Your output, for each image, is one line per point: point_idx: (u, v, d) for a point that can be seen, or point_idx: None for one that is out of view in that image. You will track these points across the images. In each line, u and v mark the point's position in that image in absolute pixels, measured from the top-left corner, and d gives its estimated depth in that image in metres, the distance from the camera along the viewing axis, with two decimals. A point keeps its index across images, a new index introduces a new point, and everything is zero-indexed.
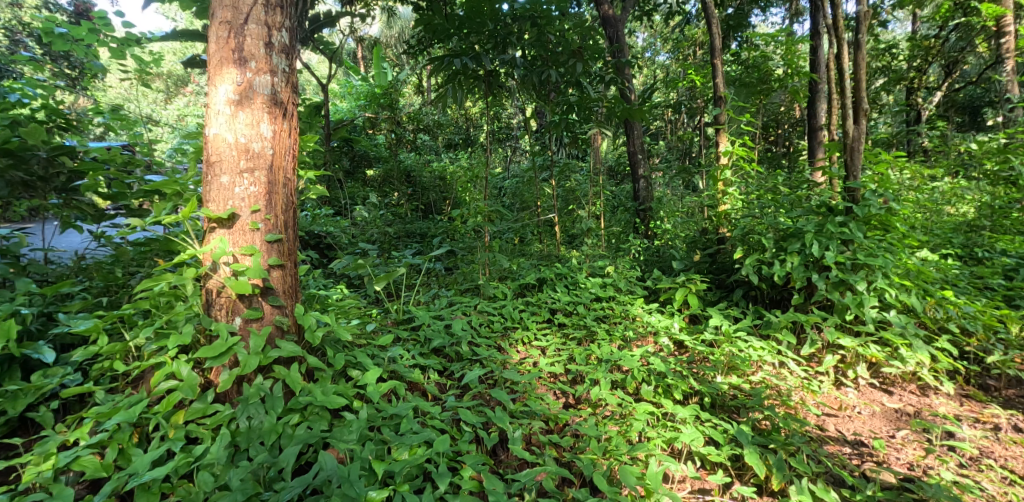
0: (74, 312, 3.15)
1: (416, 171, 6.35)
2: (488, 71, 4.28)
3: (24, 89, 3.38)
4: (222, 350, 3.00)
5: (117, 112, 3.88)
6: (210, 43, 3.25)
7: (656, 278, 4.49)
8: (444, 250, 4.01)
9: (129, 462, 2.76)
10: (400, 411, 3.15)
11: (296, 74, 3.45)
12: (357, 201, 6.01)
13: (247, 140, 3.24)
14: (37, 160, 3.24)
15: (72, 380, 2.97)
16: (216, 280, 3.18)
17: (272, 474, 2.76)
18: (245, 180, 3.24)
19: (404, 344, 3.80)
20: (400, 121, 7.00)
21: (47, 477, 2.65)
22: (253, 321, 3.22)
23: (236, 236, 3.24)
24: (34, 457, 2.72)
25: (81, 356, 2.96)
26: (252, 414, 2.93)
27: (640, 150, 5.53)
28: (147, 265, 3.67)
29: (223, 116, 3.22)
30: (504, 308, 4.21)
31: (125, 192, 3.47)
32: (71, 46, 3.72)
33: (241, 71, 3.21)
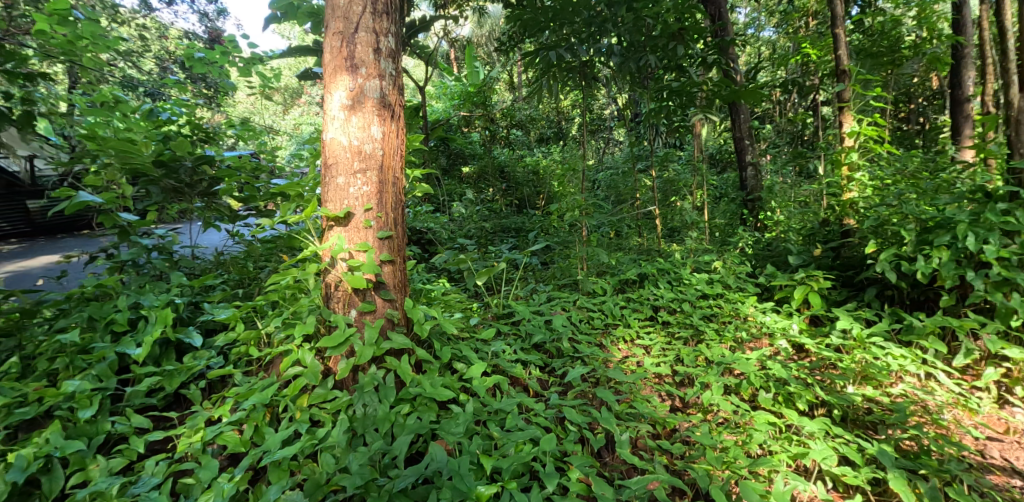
0: (216, 302, 3.55)
1: (510, 166, 6.36)
2: (582, 60, 4.17)
3: (173, 108, 3.85)
4: (340, 340, 3.25)
5: (247, 124, 4.28)
6: (324, 52, 3.47)
7: (770, 274, 4.11)
8: (540, 245, 3.99)
9: (263, 439, 3.07)
10: (505, 407, 3.35)
11: (402, 77, 3.61)
12: (454, 197, 6.07)
13: (359, 142, 3.45)
14: (184, 169, 3.66)
15: (216, 363, 3.35)
16: (334, 274, 3.46)
17: (387, 461, 2.98)
18: (358, 180, 3.47)
19: (505, 338, 3.87)
20: (493, 117, 7.08)
21: (196, 449, 2.99)
22: (367, 314, 3.48)
23: (351, 234, 3.49)
24: (187, 430, 3.08)
25: (223, 341, 3.35)
26: (367, 402, 3.21)
27: (747, 135, 5.11)
28: (274, 260, 4.04)
29: (338, 121, 3.44)
30: (604, 304, 4.08)
31: (254, 195, 3.86)
32: (209, 68, 4.12)
33: (353, 77, 3.42)
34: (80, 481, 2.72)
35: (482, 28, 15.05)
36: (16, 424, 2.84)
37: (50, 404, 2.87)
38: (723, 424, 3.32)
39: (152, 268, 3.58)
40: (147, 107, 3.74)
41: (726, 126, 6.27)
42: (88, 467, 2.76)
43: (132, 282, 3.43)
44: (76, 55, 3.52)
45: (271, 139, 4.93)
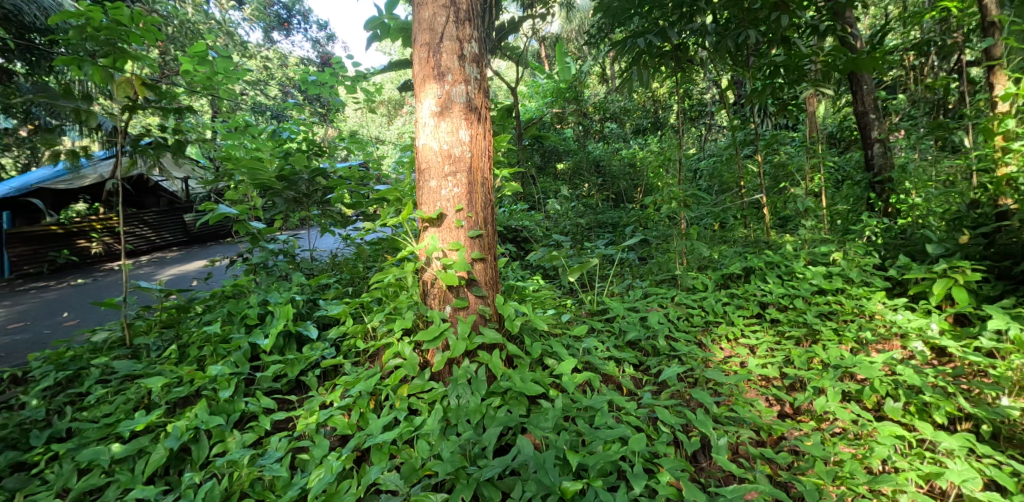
0: (330, 299, 3.91)
1: (605, 160, 6.25)
2: (673, 44, 4.02)
3: (292, 127, 4.41)
4: (435, 333, 3.12)
5: (353, 137, 4.67)
6: (413, 64, 3.47)
7: (903, 266, 3.58)
8: (636, 239, 3.72)
9: (369, 423, 2.99)
10: (595, 403, 2.90)
11: (487, 81, 3.52)
12: (549, 195, 6.09)
13: (448, 146, 3.38)
14: (302, 181, 4.16)
15: (329, 353, 3.57)
16: (430, 273, 3.39)
17: (476, 451, 2.73)
18: (450, 183, 3.39)
19: (598, 336, 3.62)
20: (586, 112, 6.93)
21: (311, 429, 2.99)
22: (461, 310, 3.34)
23: (444, 234, 3.38)
24: (303, 412, 3.11)
25: (335, 333, 3.57)
26: (460, 393, 2.97)
27: (873, 108, 4.50)
28: (379, 260, 4.42)
29: (428, 127, 3.39)
30: (705, 301, 3.82)
31: (361, 201, 4.22)
32: (322, 89, 4.63)
33: (440, 84, 3.36)
34: (221, 452, 2.93)
35: (575, 26, 15.08)
36: (172, 401, 3.25)
37: (199, 385, 3.26)
38: (840, 435, 2.92)
39: (278, 269, 4.08)
40: (271, 128, 4.29)
41: (845, 99, 5.54)
42: (226, 439, 2.97)
43: (261, 281, 3.93)
44: (216, 88, 4.13)
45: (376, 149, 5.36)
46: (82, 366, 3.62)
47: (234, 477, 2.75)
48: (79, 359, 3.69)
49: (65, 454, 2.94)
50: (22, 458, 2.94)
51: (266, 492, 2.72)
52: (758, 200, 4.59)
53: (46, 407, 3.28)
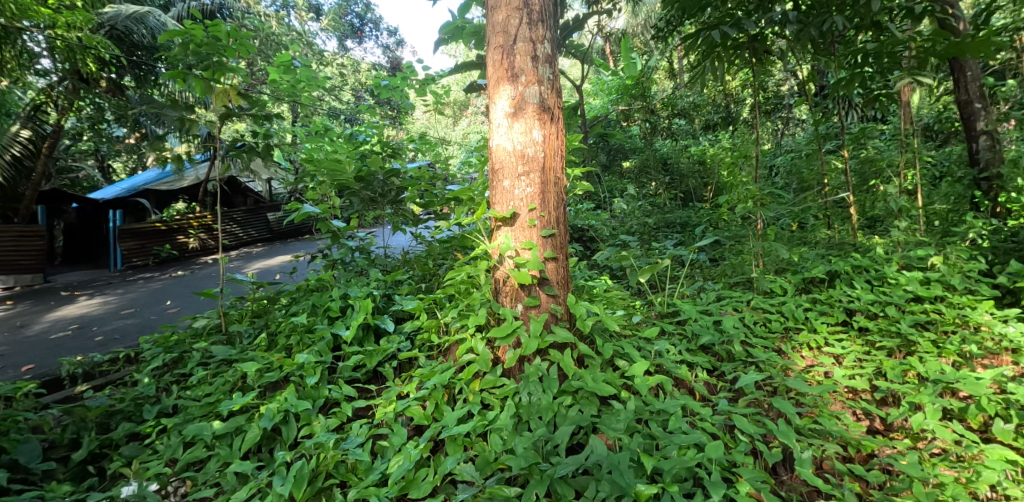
0: (405, 294, 3.96)
1: (673, 158, 6.06)
2: (751, 35, 3.94)
3: (366, 131, 4.66)
4: (509, 330, 3.00)
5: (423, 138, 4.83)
6: (486, 66, 3.35)
7: (1016, 273, 3.41)
8: (709, 239, 3.52)
9: (443, 416, 2.97)
10: (668, 407, 2.79)
11: (561, 80, 3.35)
12: (615, 194, 6.05)
13: (521, 147, 3.22)
14: (377, 182, 4.26)
15: (405, 346, 3.57)
16: (501, 271, 3.23)
17: (549, 448, 2.65)
18: (523, 182, 3.23)
19: (669, 338, 3.44)
20: (654, 109, 6.58)
21: (390, 417, 3.02)
22: (532, 308, 3.18)
23: (517, 233, 3.23)
24: (382, 401, 3.15)
25: (411, 327, 3.58)
26: (531, 391, 2.89)
27: (979, 96, 4.20)
28: (450, 257, 4.46)
29: (502, 128, 3.25)
30: (784, 306, 3.60)
31: (432, 200, 4.28)
32: (393, 93, 4.79)
33: (514, 85, 3.23)
34: (307, 434, 3.04)
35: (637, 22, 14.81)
36: (265, 384, 3.41)
37: (288, 371, 3.39)
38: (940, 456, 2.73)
39: (355, 264, 4.23)
40: (349, 132, 4.53)
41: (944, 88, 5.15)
42: (313, 423, 3.07)
43: (341, 278, 4.04)
44: (300, 94, 4.42)
45: (445, 150, 5.54)
46: (185, 350, 3.90)
47: (321, 458, 2.82)
48: (183, 344, 3.98)
49: (173, 428, 3.17)
50: (137, 429, 3.20)
51: (349, 475, 2.78)
52: (844, 199, 4.37)
53: (156, 385, 3.58)
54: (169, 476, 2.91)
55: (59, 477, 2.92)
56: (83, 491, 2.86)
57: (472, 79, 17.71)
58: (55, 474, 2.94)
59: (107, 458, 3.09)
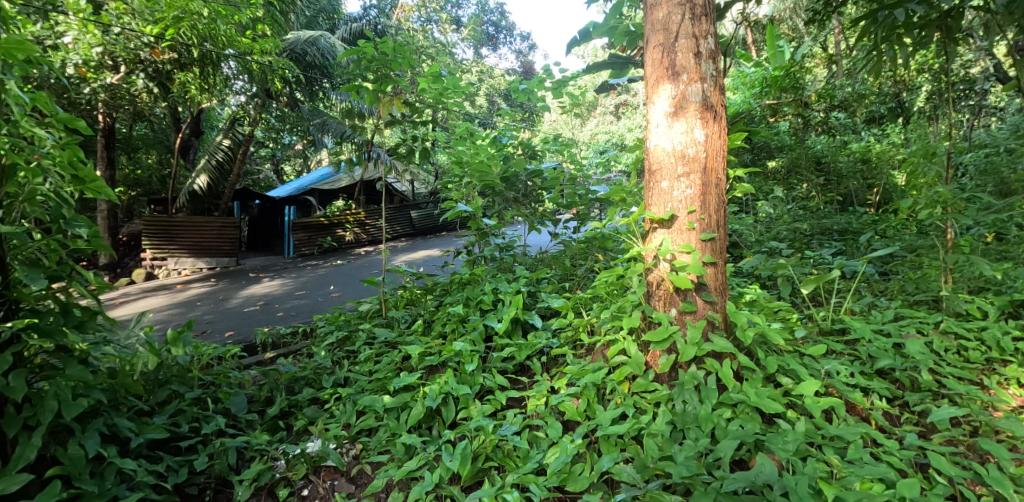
0: (550, 293, 4.13)
1: (830, 156, 5.73)
2: (942, 11, 3.69)
3: (506, 132, 4.99)
4: (664, 336, 2.93)
5: (560, 141, 5.14)
6: (645, 66, 3.29)
7: None
8: (888, 249, 3.17)
9: (596, 414, 3.01)
10: (846, 434, 2.58)
11: (724, 77, 3.20)
12: (759, 196, 5.87)
13: (682, 146, 3.11)
14: (519, 183, 4.82)
15: (553, 343, 3.71)
16: (657, 274, 3.16)
17: (710, 460, 2.56)
18: (682, 183, 3.11)
19: (839, 359, 3.14)
20: (808, 101, 5.70)
21: (543, 410, 3.20)
22: (688, 313, 3.06)
23: (675, 236, 3.13)
24: (534, 394, 3.33)
25: (557, 325, 3.73)
26: (687, 399, 2.82)
27: None
28: (589, 259, 4.55)
29: (661, 127, 3.17)
30: (985, 332, 3.18)
31: (576, 200, 4.69)
32: (529, 96, 5.00)
33: (674, 84, 3.13)
34: (465, 416, 3.33)
35: (787, 3, 13.89)
36: (426, 366, 3.87)
37: (446, 357, 3.76)
38: None
39: (499, 262, 4.69)
40: (493, 135, 4.96)
41: None
42: (470, 407, 3.37)
43: (488, 273, 4.49)
44: (446, 102, 4.96)
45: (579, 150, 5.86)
46: (352, 329, 4.89)
47: (481, 440, 3.07)
48: (350, 323, 5.03)
49: (347, 397, 3.83)
50: (318, 395, 3.95)
51: (507, 460, 2.97)
52: None
53: (331, 358, 4.44)
54: (345, 438, 3.48)
55: (258, 427, 3.71)
56: (277, 441, 3.59)
57: (602, 79, 19.83)
58: (256, 424, 3.74)
59: (293, 415, 3.87)
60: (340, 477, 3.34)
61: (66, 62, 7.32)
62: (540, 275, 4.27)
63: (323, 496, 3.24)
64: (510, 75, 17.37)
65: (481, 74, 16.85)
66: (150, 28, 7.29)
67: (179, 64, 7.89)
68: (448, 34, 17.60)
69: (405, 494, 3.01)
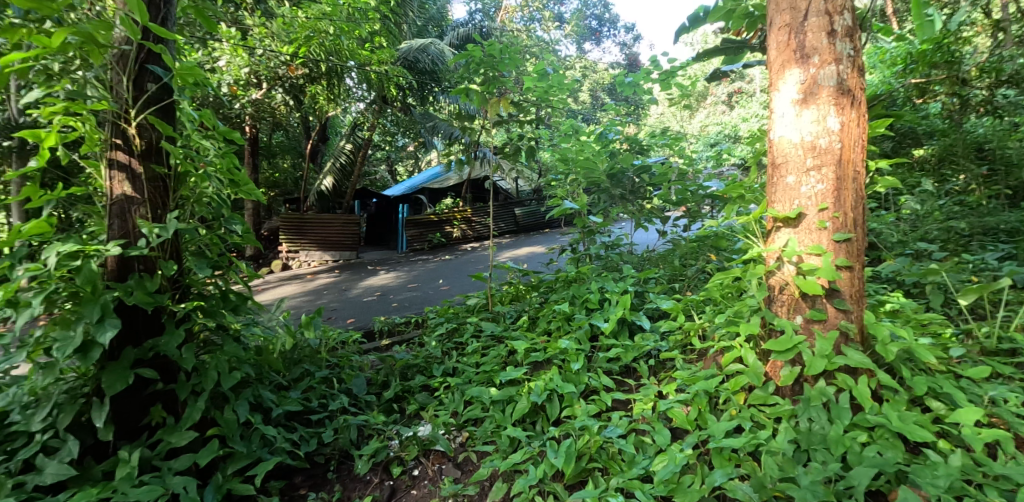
0: (658, 293, 3.95)
1: (994, 142, 4.95)
2: None
3: (613, 127, 4.84)
4: (788, 346, 2.68)
5: (669, 135, 4.86)
6: (769, 50, 3.03)
7: None
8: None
9: (708, 424, 2.83)
10: (1014, 474, 2.21)
11: (864, 56, 2.85)
12: (903, 190, 5.22)
13: (813, 137, 2.81)
14: (626, 180, 4.66)
15: (662, 347, 3.54)
16: (780, 277, 2.91)
17: (840, 488, 2.31)
18: (812, 178, 2.82)
19: (1007, 384, 2.69)
20: (966, 78, 5.02)
21: (650, 415, 3.05)
22: (817, 322, 2.78)
23: (802, 236, 2.85)
24: (641, 397, 3.20)
25: (666, 327, 3.56)
26: (813, 417, 2.57)
27: None
28: (700, 258, 4.31)
29: (787, 117, 2.90)
30: None
31: (687, 197, 4.44)
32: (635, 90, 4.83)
33: (803, 68, 2.84)
34: (569, 414, 3.27)
35: None
36: (532, 362, 3.86)
37: (551, 354, 3.72)
38: None
39: (607, 259, 4.56)
40: (598, 131, 4.82)
41: None
42: (575, 406, 3.30)
43: (595, 271, 4.39)
44: (551, 99, 4.94)
45: (690, 143, 5.55)
46: (460, 321, 5.00)
47: (586, 439, 2.99)
48: (459, 316, 5.14)
49: (457, 387, 3.91)
50: (429, 383, 4.09)
51: (611, 463, 2.87)
52: None
53: (440, 349, 4.58)
54: (453, 425, 3.58)
55: (376, 408, 3.93)
56: (392, 422, 3.78)
57: (716, 65, 18.77)
58: (373, 405, 3.98)
59: (406, 400, 4.04)
60: (447, 462, 3.41)
61: (222, 81, 8.28)
62: (648, 274, 4.10)
63: (431, 478, 3.31)
64: (614, 69, 17.07)
65: (584, 68, 16.69)
66: (287, 48, 8.03)
67: (310, 78, 8.92)
68: (551, 31, 17.68)
69: (509, 486, 3.02)
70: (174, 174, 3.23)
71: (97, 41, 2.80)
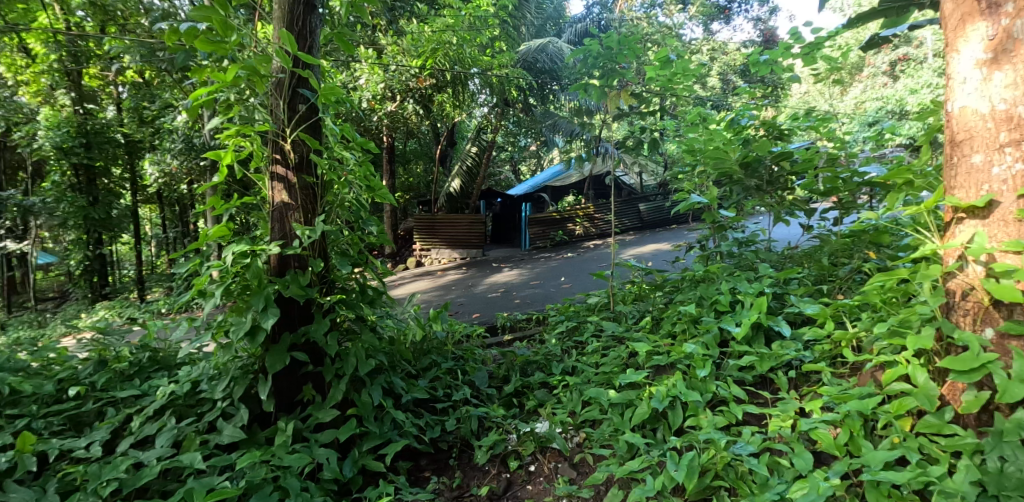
0: (802, 296, 3.48)
1: None
2: None
3: (748, 112, 4.36)
4: (974, 365, 2.22)
5: (818, 115, 4.27)
6: (943, 4, 2.53)
7: None
8: None
9: (862, 451, 2.42)
10: None
11: None
12: None
13: (1008, 105, 2.30)
14: (763, 168, 4.15)
15: (805, 356, 3.10)
16: (961, 281, 2.40)
17: None
18: (1007, 156, 2.30)
19: None
20: None
21: (788, 434, 2.67)
22: (1014, 337, 2.25)
23: (993, 228, 2.33)
24: (779, 412, 2.81)
25: (811, 334, 3.11)
26: (1006, 456, 2.13)
27: None
28: (856, 255, 3.75)
29: (971, 82, 2.40)
30: None
31: (838, 186, 3.87)
32: (773, 69, 4.35)
33: (992, 20, 2.33)
34: (693, 425, 2.98)
35: None
36: (653, 365, 3.58)
37: (676, 358, 3.43)
38: None
39: (740, 258, 4.14)
40: (729, 117, 4.38)
41: None
42: (700, 415, 3.00)
43: (726, 270, 4.00)
44: (675, 87, 4.61)
45: (842, 124, 4.87)
46: (581, 320, 4.83)
47: (711, 454, 2.68)
48: (580, 314, 4.96)
49: (574, 386, 3.75)
50: (548, 380, 3.97)
51: (740, 483, 2.55)
52: None
53: (561, 347, 4.44)
54: (571, 425, 3.42)
55: (496, 402, 3.90)
56: (511, 417, 3.71)
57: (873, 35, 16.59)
58: (494, 398, 3.96)
59: (525, 396, 3.96)
60: (563, 462, 3.27)
61: (362, 98, 8.90)
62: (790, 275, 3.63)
63: (547, 476, 3.20)
64: (749, 47, 15.71)
65: (715, 50, 15.57)
66: (415, 62, 8.36)
67: (437, 87, 9.09)
68: (678, 14, 16.73)
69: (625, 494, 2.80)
70: (321, 182, 3.42)
71: (260, 71, 3.06)
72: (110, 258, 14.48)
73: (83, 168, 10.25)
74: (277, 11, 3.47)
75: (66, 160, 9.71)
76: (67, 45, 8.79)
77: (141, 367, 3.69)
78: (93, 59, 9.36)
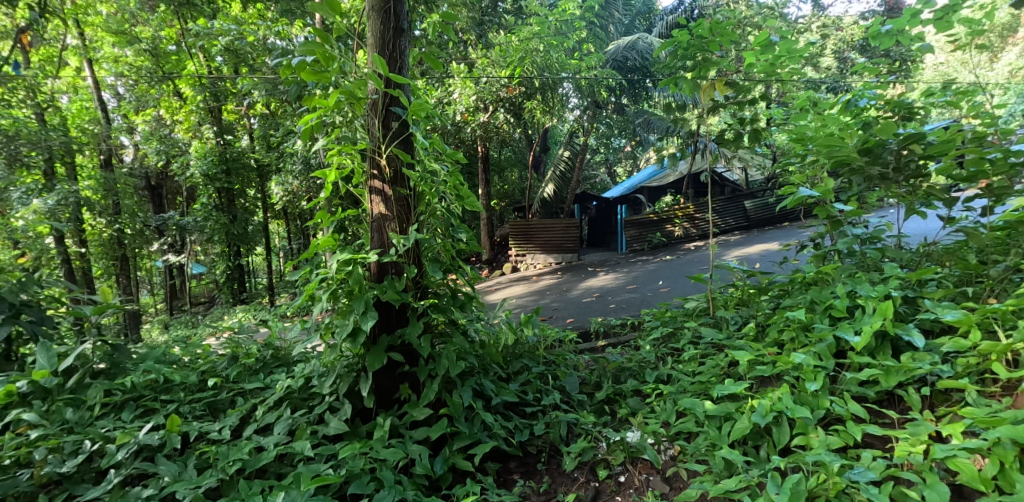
0: (939, 299, 2.96)
1: None
2: None
3: (868, 93, 3.81)
4: None
5: (958, 89, 3.66)
6: None
7: None
8: None
9: (1016, 488, 2.07)
10: None
11: None
12: None
13: None
14: (888, 153, 3.58)
15: (943, 371, 2.61)
16: None
17: None
18: None
19: None
20: None
21: (919, 461, 2.25)
22: None
23: None
24: (908, 436, 2.38)
25: (951, 346, 2.62)
26: None
27: None
28: (1011, 252, 3.15)
29: None
30: None
31: (984, 169, 3.30)
32: (897, 39, 3.82)
33: None
34: (801, 444, 2.61)
35: None
36: (756, 376, 3.21)
37: (781, 369, 3.03)
38: None
39: (861, 258, 3.64)
40: (844, 99, 3.88)
41: None
42: (809, 434, 2.62)
43: (844, 270, 3.52)
44: (778, 70, 4.16)
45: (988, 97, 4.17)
46: (679, 326, 4.47)
47: (820, 478, 2.32)
48: (677, 320, 4.61)
49: (669, 395, 3.44)
50: (641, 387, 3.69)
51: None
52: None
53: (655, 353, 4.13)
54: (664, 436, 3.13)
55: (587, 408, 3.67)
56: (602, 424, 3.46)
57: None
58: (585, 404, 3.72)
59: (618, 403, 3.69)
60: (654, 474, 3.01)
61: (455, 112, 9.05)
62: (924, 276, 3.11)
63: (637, 488, 2.96)
64: (868, 21, 14.17)
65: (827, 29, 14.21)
66: (504, 72, 8.37)
67: (527, 94, 9.00)
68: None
69: None
70: (415, 193, 3.39)
71: (358, 95, 3.15)
72: (247, 266, 15.94)
73: (225, 191, 11.27)
74: (370, 37, 3.47)
75: (212, 185, 10.63)
76: (211, 87, 9.99)
77: (265, 363, 3.82)
78: (230, 94, 10.40)
